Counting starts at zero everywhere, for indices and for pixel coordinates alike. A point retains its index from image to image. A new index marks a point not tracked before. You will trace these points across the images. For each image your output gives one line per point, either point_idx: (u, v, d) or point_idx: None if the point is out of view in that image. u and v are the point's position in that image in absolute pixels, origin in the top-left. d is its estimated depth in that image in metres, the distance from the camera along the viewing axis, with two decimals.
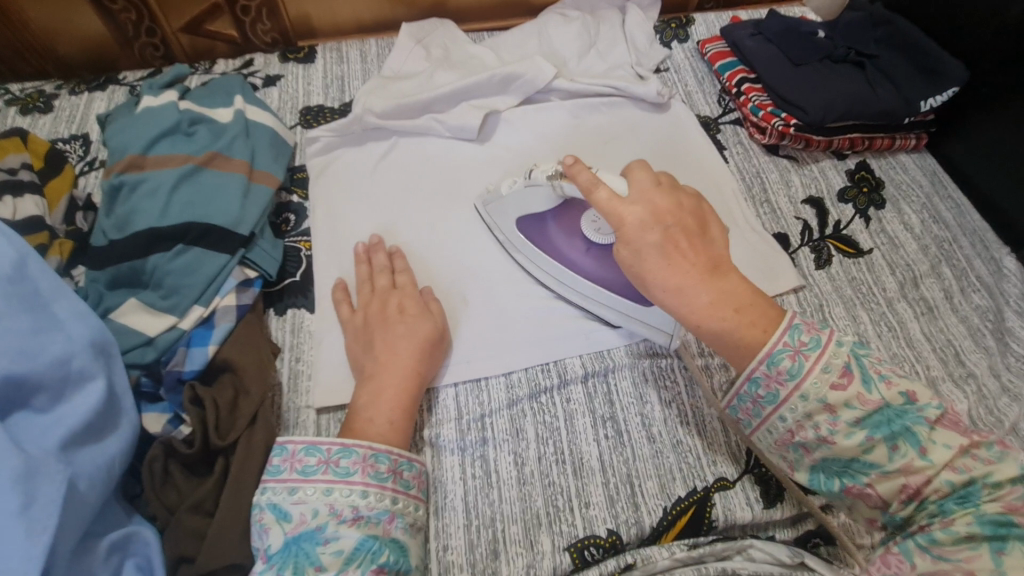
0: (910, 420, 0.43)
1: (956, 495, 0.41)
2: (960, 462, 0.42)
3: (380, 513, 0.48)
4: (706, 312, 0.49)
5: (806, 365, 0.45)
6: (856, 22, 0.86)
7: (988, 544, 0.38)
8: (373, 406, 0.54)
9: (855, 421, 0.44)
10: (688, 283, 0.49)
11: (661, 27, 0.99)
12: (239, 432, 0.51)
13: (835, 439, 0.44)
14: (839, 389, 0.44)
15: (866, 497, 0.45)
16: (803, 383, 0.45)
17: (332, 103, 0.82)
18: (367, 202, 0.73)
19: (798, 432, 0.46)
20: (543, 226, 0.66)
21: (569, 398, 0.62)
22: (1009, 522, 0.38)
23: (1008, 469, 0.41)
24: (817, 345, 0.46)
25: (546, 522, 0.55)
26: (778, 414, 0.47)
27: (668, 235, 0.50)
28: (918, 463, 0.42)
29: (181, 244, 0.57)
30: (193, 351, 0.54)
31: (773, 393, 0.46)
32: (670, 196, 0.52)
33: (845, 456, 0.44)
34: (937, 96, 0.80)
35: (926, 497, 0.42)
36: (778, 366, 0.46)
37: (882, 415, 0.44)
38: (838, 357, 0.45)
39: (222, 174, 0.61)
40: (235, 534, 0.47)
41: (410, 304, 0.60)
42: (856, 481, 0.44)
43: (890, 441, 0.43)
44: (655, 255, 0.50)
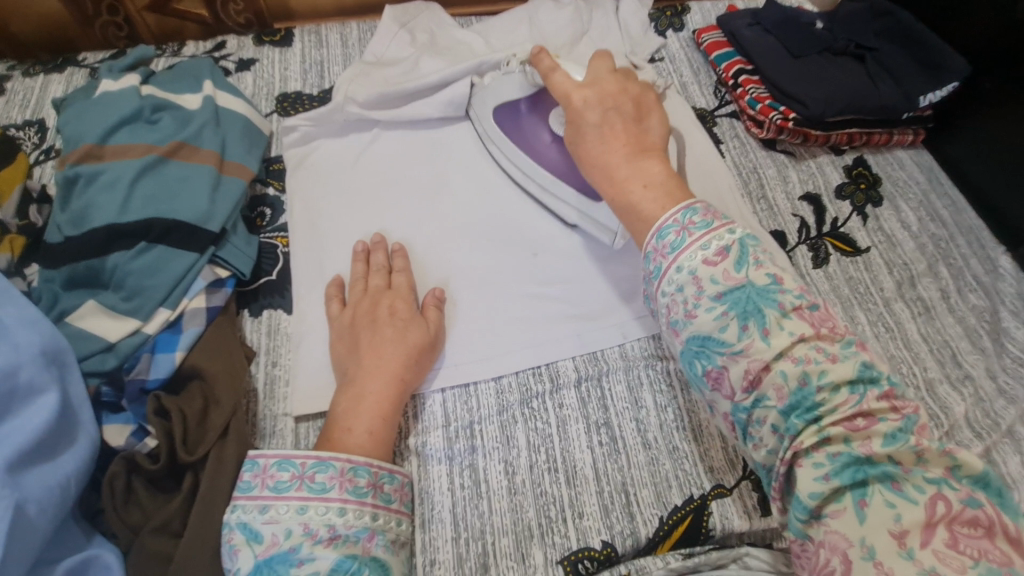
0: (766, 300, 0.41)
1: (795, 405, 0.39)
2: (800, 350, 0.40)
3: (359, 531, 0.45)
4: (620, 186, 0.52)
5: (688, 240, 0.45)
6: (855, 13, 0.84)
7: (851, 493, 0.36)
8: (352, 414, 0.50)
9: (718, 296, 0.42)
10: (611, 154, 0.53)
11: (656, 15, 0.95)
12: (209, 446, 0.47)
13: (697, 313, 0.43)
14: (711, 265, 0.44)
15: (719, 383, 0.42)
16: (681, 256, 0.45)
17: (311, 90, 0.77)
18: (348, 195, 0.69)
19: (672, 308, 0.45)
20: (517, 116, 0.68)
21: (561, 404, 0.60)
22: (861, 461, 0.37)
23: (847, 368, 0.39)
24: (705, 224, 0.45)
25: (538, 533, 0.53)
26: (660, 290, 0.46)
27: (607, 117, 0.55)
28: (758, 346, 0.40)
29: (144, 241, 0.52)
30: (158, 358, 0.50)
31: (657, 266, 0.46)
32: (619, 82, 0.57)
33: (703, 331, 0.43)
34: (937, 91, 0.78)
35: (765, 393, 0.40)
36: (663, 240, 0.46)
37: (743, 292, 0.42)
38: (723, 237, 0.45)
39: (190, 165, 0.57)
40: (204, 558, 0.44)
41: (402, 307, 0.57)
42: (713, 363, 0.42)
43: (741, 319, 0.41)
44: (592, 132, 0.55)
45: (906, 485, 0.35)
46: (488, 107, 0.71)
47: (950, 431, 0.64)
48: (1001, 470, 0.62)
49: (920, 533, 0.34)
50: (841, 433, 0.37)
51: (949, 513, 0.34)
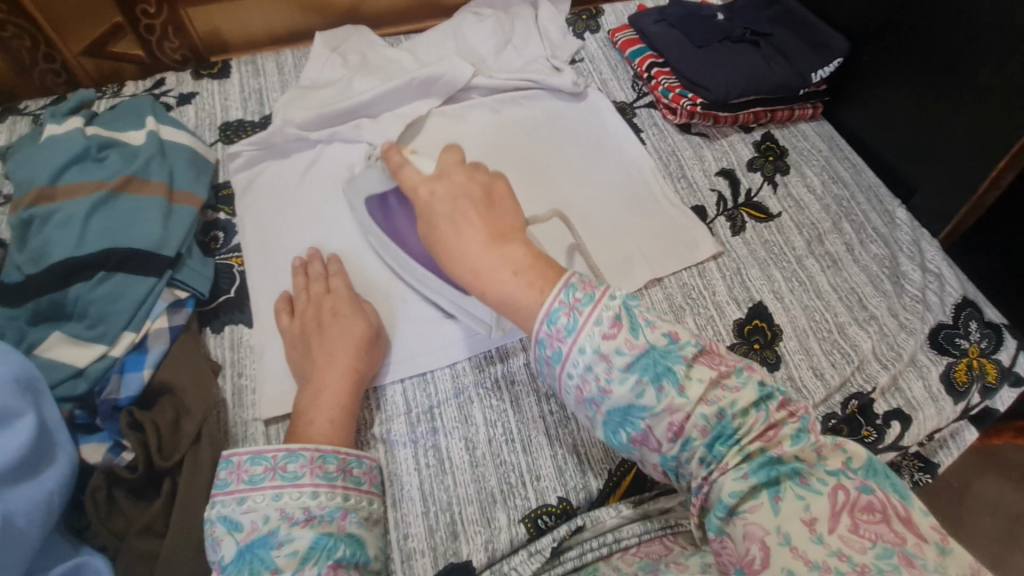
0: (671, 358, 0.43)
1: (718, 434, 0.42)
2: (713, 394, 0.43)
3: (332, 510, 0.50)
4: (486, 280, 0.49)
5: (580, 320, 0.44)
6: (748, 5, 0.94)
7: (767, 491, 0.39)
8: (313, 408, 0.55)
9: (627, 366, 0.43)
10: (468, 246, 0.51)
11: (573, 19, 1.03)
12: (183, 452, 0.51)
13: (611, 387, 0.43)
14: (610, 338, 0.43)
15: (646, 441, 0.44)
16: (579, 337, 0.44)
17: (252, 117, 0.81)
18: (292, 212, 0.73)
19: (584, 387, 0.44)
20: (386, 210, 0.67)
21: (513, 380, 0.65)
22: (773, 462, 0.40)
23: (749, 393, 0.43)
24: (589, 299, 0.45)
25: (500, 498, 0.58)
26: (566, 373, 0.45)
27: (458, 206, 0.53)
28: (679, 402, 0.42)
29: (103, 271, 0.56)
30: (128, 377, 0.53)
31: (556, 351, 0.45)
32: (467, 171, 0.56)
33: (622, 403, 0.43)
34: (826, 67, 0.87)
35: (690, 436, 0.42)
36: (555, 323, 0.45)
37: (649, 356, 0.43)
38: (610, 310, 0.44)
39: (141, 197, 0.61)
40: (189, 552, 0.47)
41: (343, 306, 0.61)
42: (637, 428, 0.43)
43: (655, 382, 0.43)
44: (446, 225, 0.53)
45: (811, 479, 0.39)
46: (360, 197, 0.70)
47: (861, 366, 0.72)
48: (906, 395, 0.71)
49: (827, 520, 0.37)
50: (757, 446, 0.41)
51: (849, 500, 0.38)
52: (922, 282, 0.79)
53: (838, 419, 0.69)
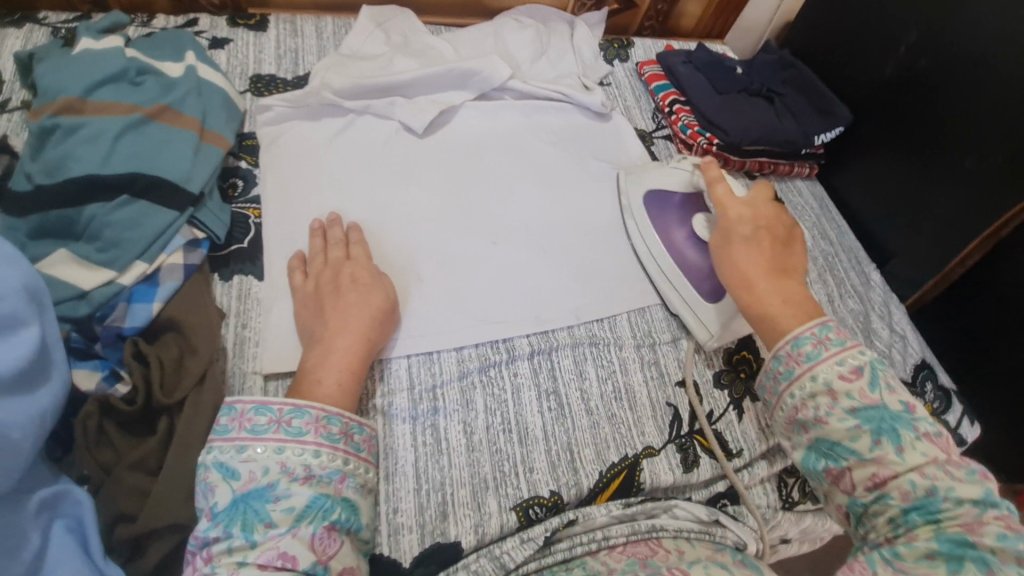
0: (901, 422, 0.49)
1: (918, 504, 0.46)
2: (930, 470, 0.47)
3: (332, 472, 0.48)
4: (758, 294, 0.61)
5: (824, 354, 0.54)
6: (767, 63, 1.00)
7: (946, 565, 0.42)
8: (322, 366, 0.54)
9: (852, 410, 0.51)
10: (751, 268, 0.63)
11: (605, 45, 1.07)
12: (186, 391, 0.49)
13: (829, 420, 0.52)
14: (846, 380, 0.52)
15: (840, 479, 0.51)
16: (817, 366, 0.54)
17: (285, 75, 0.81)
18: (317, 174, 0.73)
19: (801, 410, 0.54)
20: (667, 206, 0.76)
21: (516, 373, 0.66)
22: (965, 543, 0.42)
23: (972, 489, 0.45)
24: (840, 342, 0.55)
25: (492, 485, 0.58)
26: (789, 392, 0.55)
27: (757, 235, 0.65)
28: (891, 459, 0.48)
29: (125, 195, 0.53)
30: (135, 307, 0.51)
31: (789, 370, 0.55)
32: (775, 211, 0.68)
33: (833, 436, 0.51)
34: (828, 133, 0.95)
35: (889, 492, 0.47)
36: (800, 348, 0.55)
37: (878, 412, 0.50)
38: (857, 359, 0.53)
39: (173, 129, 0.59)
40: (180, 493, 0.45)
41: (363, 273, 0.61)
42: (836, 463, 0.51)
43: (875, 434, 0.49)
44: (741, 245, 0.64)
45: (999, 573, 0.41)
46: (642, 188, 0.79)
47: None
48: None
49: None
50: (958, 533, 0.43)
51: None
52: (888, 339, 0.85)
53: None
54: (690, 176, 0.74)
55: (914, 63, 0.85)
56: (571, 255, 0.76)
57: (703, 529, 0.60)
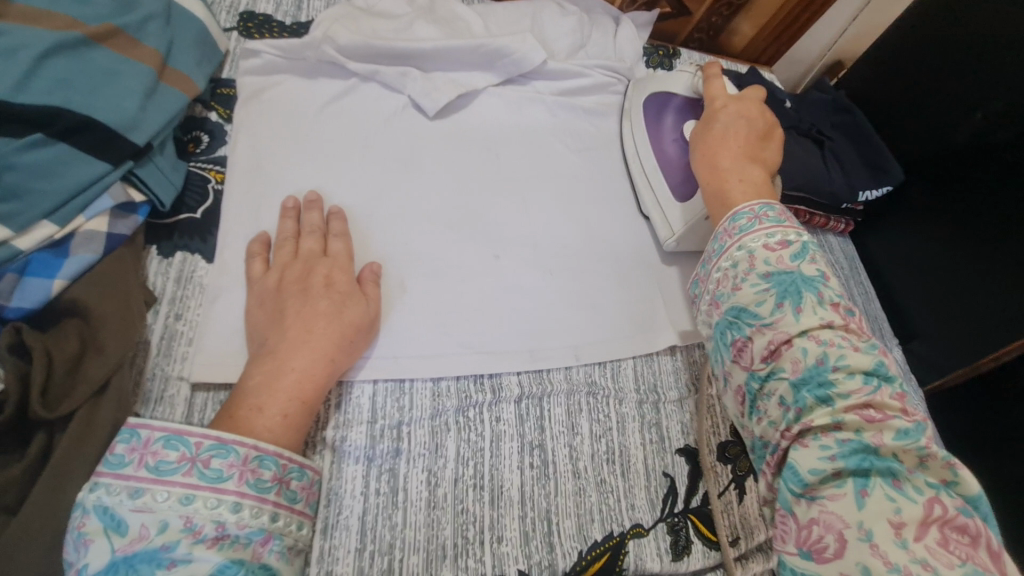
0: (809, 286, 0.43)
1: (808, 378, 0.40)
2: (825, 337, 0.41)
3: (253, 532, 0.38)
4: (719, 170, 0.55)
5: (757, 226, 0.48)
6: (818, 102, 0.89)
7: (853, 481, 0.36)
8: (265, 390, 0.43)
9: (765, 275, 0.45)
10: (721, 146, 0.56)
11: (648, 50, 0.95)
12: (76, 404, 0.38)
13: (742, 287, 0.45)
14: (770, 250, 0.46)
15: (741, 353, 0.44)
16: (746, 237, 0.47)
17: (283, 18, 0.68)
18: (301, 144, 0.61)
19: (722, 282, 0.48)
20: (662, 106, 0.71)
21: (499, 418, 0.56)
22: (870, 451, 0.36)
23: (865, 360, 0.39)
24: (777, 219, 0.48)
25: (451, 554, 0.49)
26: (717, 266, 0.49)
27: (739, 123, 0.58)
28: (787, 322, 0.42)
29: (40, 133, 0.41)
30: (27, 282, 0.40)
31: (722, 245, 0.49)
32: (765, 112, 0.60)
33: (740, 302, 0.45)
34: (873, 191, 0.83)
35: (781, 365, 0.41)
36: (735, 223, 0.49)
37: (790, 276, 0.44)
38: (787, 231, 0.46)
39: (123, 58, 0.46)
40: (44, 544, 0.34)
41: (340, 277, 0.50)
42: (740, 333, 0.44)
43: (779, 297, 0.43)
44: (719, 126, 0.58)
45: (906, 484, 0.35)
46: (643, 92, 0.74)
47: None
48: None
49: (915, 528, 0.34)
50: (853, 421, 0.37)
51: (944, 517, 0.35)
52: None
53: None
54: (692, 80, 0.70)
55: (991, 132, 0.73)
56: (578, 281, 0.65)
57: None
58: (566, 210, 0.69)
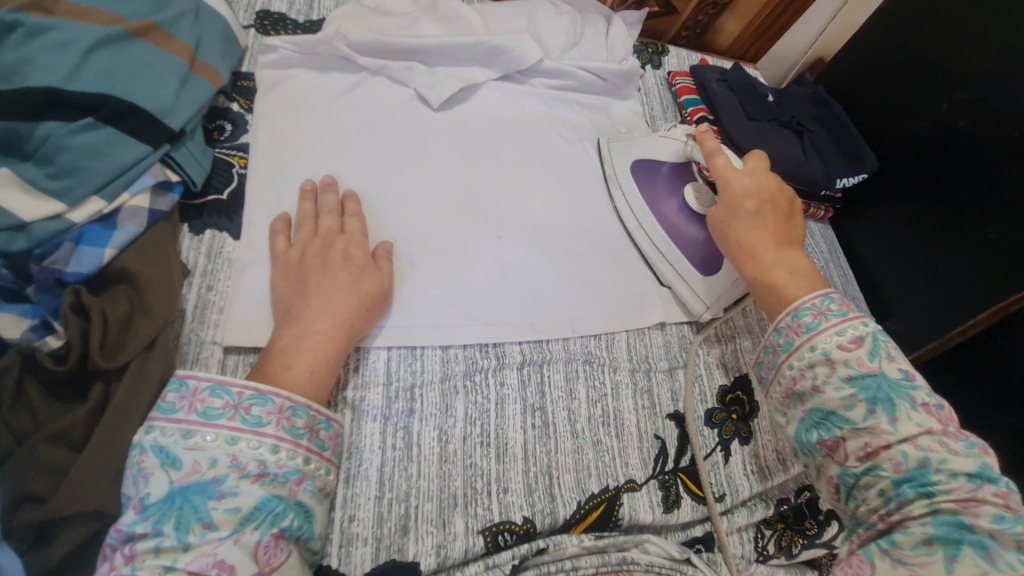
0: (898, 391, 0.45)
1: (911, 476, 0.42)
2: (924, 440, 0.43)
3: (289, 472, 0.42)
4: (764, 267, 0.58)
5: (825, 324, 0.51)
6: (799, 96, 0.94)
7: (943, 549, 0.37)
8: (294, 350, 0.47)
9: (849, 378, 0.47)
10: (758, 241, 0.59)
11: (638, 48, 1.00)
12: (130, 356, 0.42)
13: (825, 388, 0.48)
14: (845, 350, 0.48)
15: (834, 450, 0.46)
16: (817, 337, 0.50)
17: (296, 17, 0.73)
18: (318, 134, 0.66)
19: (799, 380, 0.50)
20: (656, 177, 0.73)
21: (503, 382, 0.61)
22: (963, 527, 0.38)
23: (967, 462, 0.41)
24: (842, 313, 0.51)
25: (461, 502, 0.53)
26: (788, 364, 0.51)
27: (762, 210, 0.61)
28: (884, 428, 0.44)
29: (90, 118, 0.45)
30: (82, 250, 0.44)
31: (789, 342, 0.52)
32: (776, 182, 0.63)
33: (828, 405, 0.47)
34: (850, 178, 0.88)
35: (880, 463, 0.43)
36: (799, 319, 0.52)
37: (875, 380, 0.46)
38: (859, 330, 0.49)
39: (159, 51, 0.51)
40: (106, 476, 0.39)
41: (358, 252, 0.55)
42: (830, 433, 0.47)
43: (870, 403, 0.45)
44: (746, 218, 0.60)
45: (998, 559, 0.36)
46: (629, 156, 0.75)
47: None
48: None
49: None
50: (951, 507, 0.39)
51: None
52: None
53: (788, 505, 0.66)
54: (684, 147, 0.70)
55: (954, 121, 0.78)
56: (574, 261, 0.70)
57: (674, 566, 0.55)
58: (562, 195, 0.74)
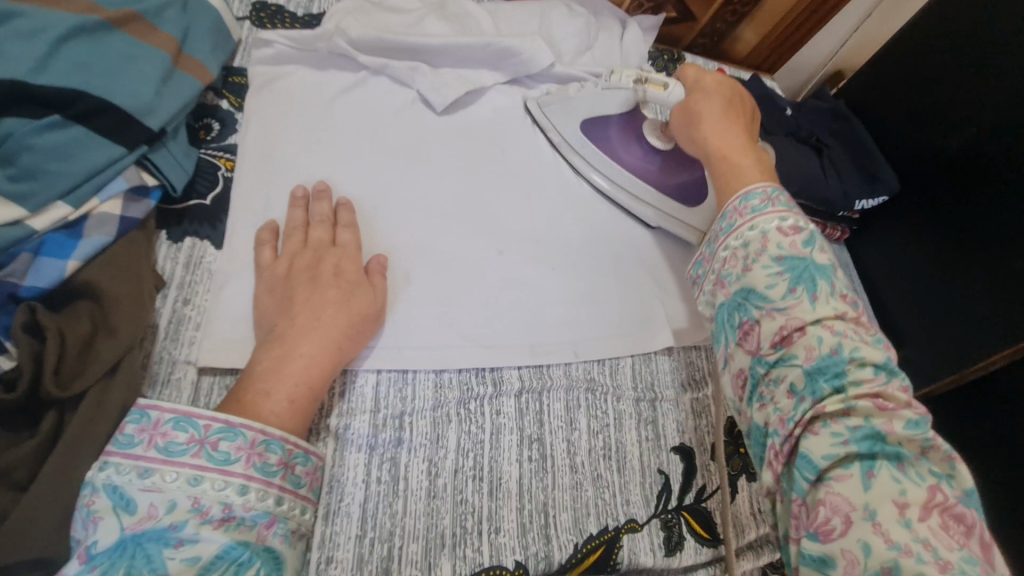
0: (822, 275, 0.42)
1: (823, 366, 0.39)
2: (840, 325, 0.40)
3: (259, 515, 0.38)
4: (730, 151, 0.52)
5: (769, 209, 0.46)
6: (818, 109, 0.90)
7: (860, 463, 0.36)
8: (273, 376, 0.43)
9: (779, 259, 0.44)
10: (724, 127, 0.54)
11: (653, 55, 0.96)
12: (89, 383, 0.38)
13: (754, 268, 0.44)
14: (782, 233, 0.45)
15: (749, 336, 0.43)
16: (759, 218, 0.46)
17: (295, 9, 0.69)
18: (311, 133, 0.62)
19: (730, 261, 0.47)
20: (607, 131, 0.70)
21: (499, 411, 0.57)
22: (879, 437, 0.36)
23: (876, 352, 0.39)
24: (788, 203, 0.47)
25: (449, 543, 0.49)
26: (723, 245, 0.48)
27: (731, 104, 0.56)
28: (804, 310, 0.41)
29: (58, 116, 0.41)
30: (42, 263, 0.40)
31: (731, 223, 0.48)
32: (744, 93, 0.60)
33: (752, 285, 0.44)
34: (868, 200, 0.84)
35: (794, 351, 0.40)
36: (747, 202, 0.48)
37: (804, 263, 0.43)
38: (799, 219, 0.46)
39: (140, 43, 0.47)
40: (51, 519, 0.35)
41: (349, 267, 0.51)
42: (749, 316, 0.44)
43: (794, 283, 0.42)
44: (716, 106, 0.56)
45: (909, 468, 0.36)
46: (573, 117, 0.70)
47: None
48: None
49: (919, 510, 0.34)
50: (865, 407, 0.37)
51: (944, 504, 0.35)
52: None
53: None
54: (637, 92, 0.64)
55: (983, 145, 0.74)
56: (579, 279, 0.66)
57: None
58: (568, 208, 0.70)
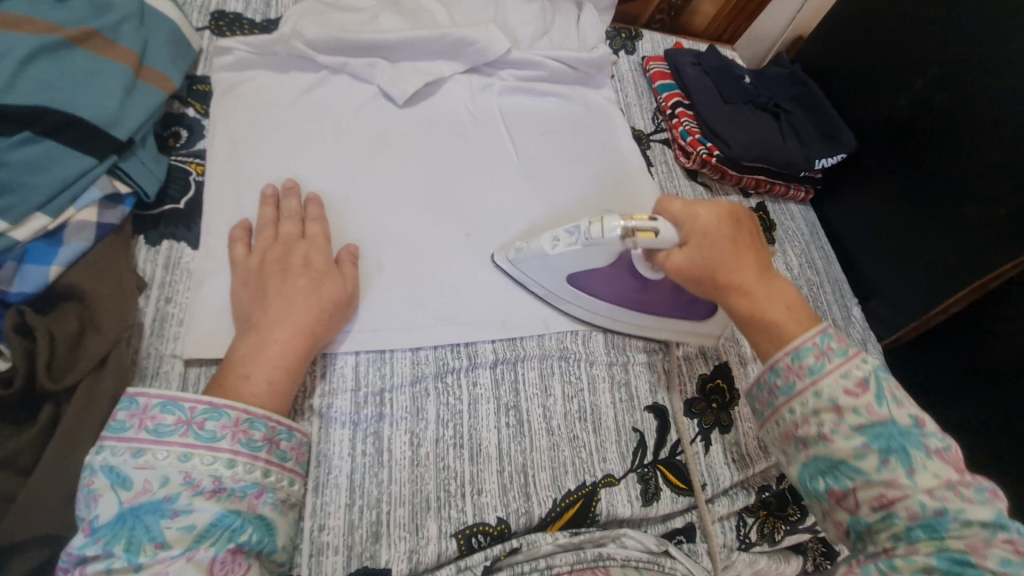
0: (912, 441, 0.41)
1: (925, 523, 0.39)
2: (941, 491, 0.39)
3: (248, 486, 0.41)
4: (762, 306, 0.50)
5: (829, 366, 0.45)
6: (778, 77, 0.91)
7: None
8: (251, 362, 0.46)
9: (859, 427, 0.42)
10: (744, 275, 0.52)
11: (611, 33, 0.98)
12: (80, 375, 0.42)
13: (834, 438, 0.43)
14: (852, 395, 0.43)
15: (841, 500, 0.43)
16: (822, 381, 0.45)
17: (252, 16, 0.71)
18: (278, 135, 0.64)
19: (802, 426, 0.45)
20: (595, 278, 0.62)
21: (475, 383, 0.60)
22: (968, 565, 0.36)
23: (983, 511, 0.38)
24: (844, 351, 0.45)
25: (434, 506, 0.53)
26: (789, 407, 0.46)
27: (736, 240, 0.53)
28: (902, 481, 0.40)
29: (28, 132, 0.44)
30: (26, 270, 0.43)
31: (790, 384, 0.46)
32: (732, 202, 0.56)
33: (835, 455, 0.43)
34: (830, 158, 0.85)
35: (894, 512, 0.40)
36: (801, 360, 0.46)
37: (887, 429, 0.42)
38: (863, 369, 0.44)
39: (102, 59, 0.49)
40: (54, 500, 0.39)
41: (318, 258, 0.54)
42: (840, 484, 0.43)
43: (883, 453, 0.41)
44: (727, 253, 0.52)
45: None
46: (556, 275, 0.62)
47: None
48: None
49: None
50: (961, 551, 0.37)
51: None
52: None
53: (770, 491, 0.65)
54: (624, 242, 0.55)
55: (930, 97, 0.77)
56: None
57: (651, 559, 0.55)
58: (524, 182, 0.72)
